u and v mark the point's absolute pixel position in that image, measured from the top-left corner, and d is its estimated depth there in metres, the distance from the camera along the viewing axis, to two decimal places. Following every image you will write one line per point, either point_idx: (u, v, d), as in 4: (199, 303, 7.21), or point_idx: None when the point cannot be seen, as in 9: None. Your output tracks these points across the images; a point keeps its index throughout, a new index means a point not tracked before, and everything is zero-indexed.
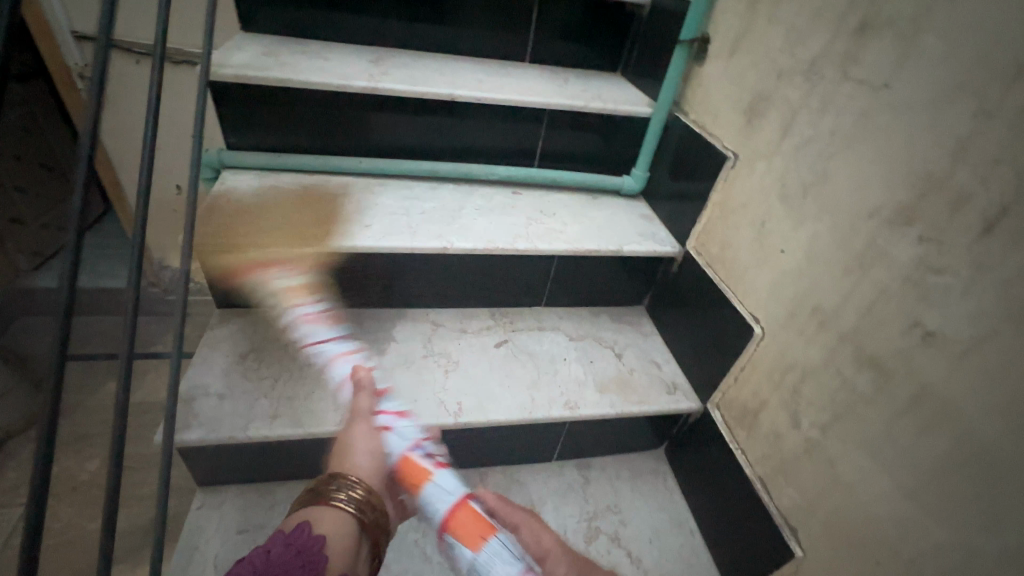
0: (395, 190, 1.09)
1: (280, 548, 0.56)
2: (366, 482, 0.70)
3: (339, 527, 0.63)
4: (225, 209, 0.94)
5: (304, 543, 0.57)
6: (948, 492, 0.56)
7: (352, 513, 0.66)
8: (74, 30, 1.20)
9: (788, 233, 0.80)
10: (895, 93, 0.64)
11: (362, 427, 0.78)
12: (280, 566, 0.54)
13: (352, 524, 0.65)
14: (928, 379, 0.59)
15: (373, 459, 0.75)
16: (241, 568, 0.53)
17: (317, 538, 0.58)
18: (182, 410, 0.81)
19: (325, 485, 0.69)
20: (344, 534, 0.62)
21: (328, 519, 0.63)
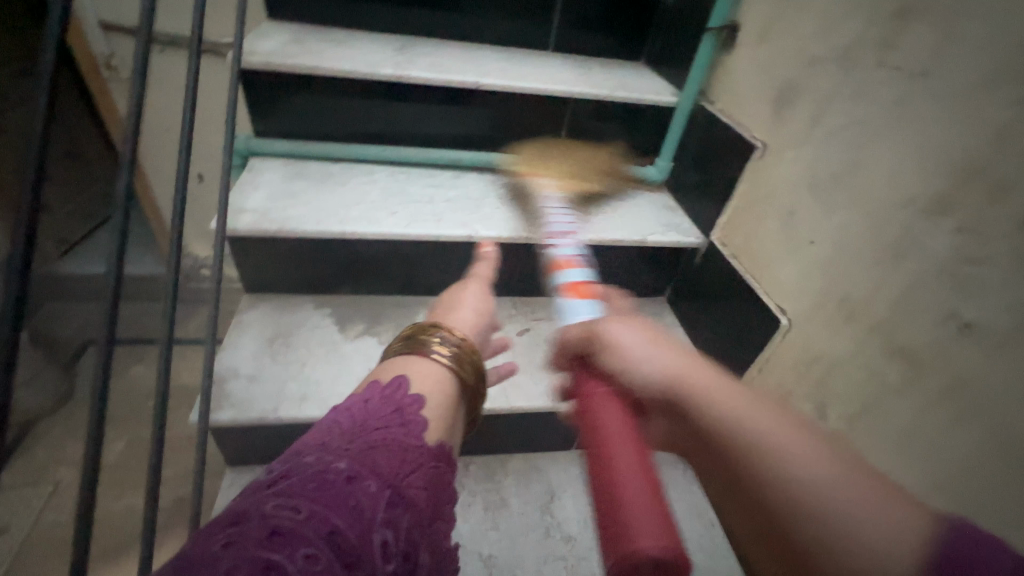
0: (419, 178, 1.09)
1: (378, 404, 0.49)
2: (467, 341, 0.62)
3: (433, 383, 0.55)
4: (254, 196, 0.96)
5: (400, 400, 0.49)
6: (982, 485, 0.56)
7: (449, 367, 0.58)
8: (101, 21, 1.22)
9: (817, 223, 0.79)
10: (933, 80, 0.62)
11: (469, 297, 0.74)
12: (379, 426, 0.46)
13: (449, 380, 0.57)
14: (962, 370, 0.58)
15: (474, 316, 0.69)
16: (339, 419, 0.47)
17: (414, 397, 0.50)
18: (214, 391, 0.83)
19: (422, 337, 0.61)
20: (440, 390, 0.55)
21: (422, 376, 0.55)
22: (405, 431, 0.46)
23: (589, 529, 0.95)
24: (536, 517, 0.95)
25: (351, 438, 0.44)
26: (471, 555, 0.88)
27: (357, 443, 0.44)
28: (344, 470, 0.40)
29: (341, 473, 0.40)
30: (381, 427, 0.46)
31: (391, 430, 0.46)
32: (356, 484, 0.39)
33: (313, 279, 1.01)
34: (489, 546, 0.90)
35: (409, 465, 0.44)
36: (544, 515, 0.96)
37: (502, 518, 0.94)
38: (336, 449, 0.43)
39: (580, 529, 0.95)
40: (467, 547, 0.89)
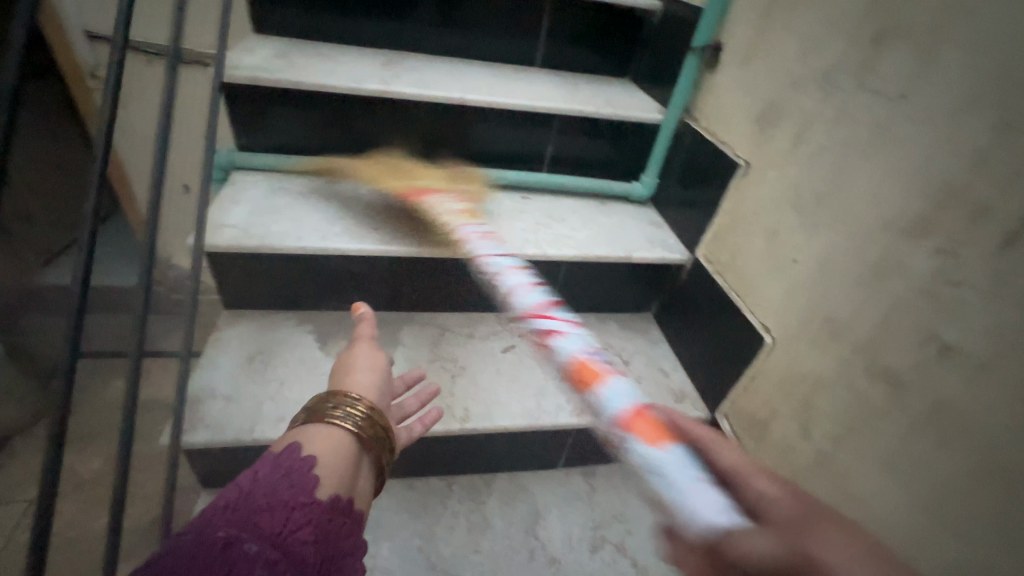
0: (403, 193, 1.08)
1: (266, 471, 0.46)
2: (370, 402, 0.58)
3: (334, 447, 0.52)
4: (234, 210, 0.94)
5: (292, 463, 0.47)
6: (965, 509, 0.55)
7: (352, 433, 0.55)
8: (87, 30, 1.21)
9: (800, 242, 0.79)
10: (911, 103, 0.63)
11: (365, 347, 0.67)
12: (264, 491, 0.44)
13: (351, 444, 0.54)
14: (945, 392, 0.58)
15: (376, 377, 0.64)
16: (224, 492, 0.43)
17: (307, 459, 0.48)
18: (188, 411, 0.81)
19: (325, 404, 0.57)
20: (340, 455, 0.52)
21: (320, 440, 0.52)
22: (293, 490, 0.44)
23: (573, 551, 0.93)
24: (519, 539, 0.93)
25: (234, 505, 0.42)
26: None
27: (239, 508, 0.42)
28: (221, 537, 0.38)
29: (216, 541, 0.38)
30: (267, 492, 0.44)
31: (277, 493, 0.44)
32: (233, 549, 0.38)
33: (295, 295, 0.99)
34: (471, 570, 0.88)
35: (297, 523, 0.42)
36: (528, 536, 0.94)
37: (484, 541, 0.92)
38: (216, 517, 0.41)
39: (565, 551, 0.93)
40: (448, 572, 0.87)
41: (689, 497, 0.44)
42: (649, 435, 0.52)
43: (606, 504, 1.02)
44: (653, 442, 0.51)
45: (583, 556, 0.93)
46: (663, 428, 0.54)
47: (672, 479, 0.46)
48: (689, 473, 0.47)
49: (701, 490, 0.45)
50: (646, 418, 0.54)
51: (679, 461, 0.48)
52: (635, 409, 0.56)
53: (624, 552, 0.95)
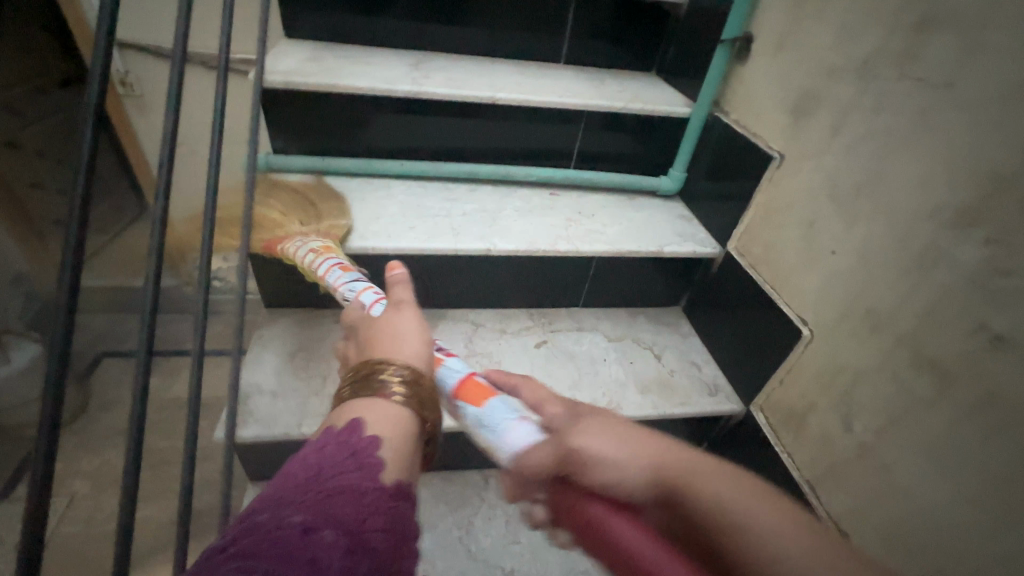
0: (434, 192, 1.10)
1: (334, 449, 0.46)
2: (419, 372, 0.58)
3: (391, 423, 0.52)
4: (274, 212, 0.97)
5: (356, 444, 0.47)
6: (1018, 499, 0.55)
7: (407, 407, 0.55)
8: (120, 39, 1.26)
9: (838, 234, 0.79)
10: (956, 91, 0.62)
11: (407, 313, 0.66)
12: (332, 474, 0.44)
13: (410, 420, 0.54)
14: (995, 383, 0.57)
15: (426, 344, 0.64)
16: (287, 472, 0.44)
17: (370, 440, 0.48)
18: (238, 407, 0.84)
19: (371, 374, 0.57)
20: (402, 430, 0.52)
21: (381, 418, 0.52)
22: (361, 474, 0.44)
23: None
24: None
25: (306, 487, 0.42)
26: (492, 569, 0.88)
27: (312, 491, 0.42)
28: (299, 523, 0.38)
29: (295, 526, 0.38)
30: (336, 473, 0.44)
31: (346, 474, 0.44)
32: (312, 535, 0.38)
33: (333, 293, 1.02)
34: (510, 560, 0.90)
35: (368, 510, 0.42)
36: None
37: (522, 532, 0.94)
38: (289, 499, 0.41)
39: None
40: (488, 561, 0.89)
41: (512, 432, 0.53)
42: (473, 396, 0.59)
43: None
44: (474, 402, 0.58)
45: None
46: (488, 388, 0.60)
47: (496, 423, 0.55)
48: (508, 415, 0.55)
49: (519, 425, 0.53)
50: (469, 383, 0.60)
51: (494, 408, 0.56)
52: (462, 376, 0.62)
53: None
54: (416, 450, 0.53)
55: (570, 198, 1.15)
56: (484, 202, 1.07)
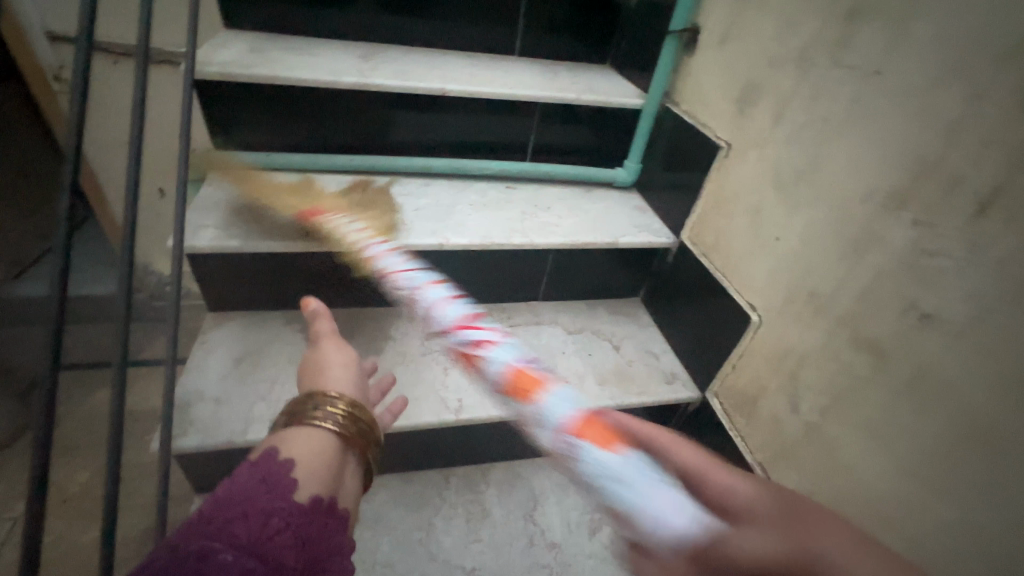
0: (386, 187, 1.07)
1: (248, 477, 0.45)
2: (347, 397, 0.60)
3: (314, 447, 0.52)
4: (213, 211, 0.92)
5: (272, 470, 0.47)
6: (947, 470, 0.57)
7: (331, 430, 0.55)
8: (48, 31, 1.17)
9: (782, 221, 0.81)
10: (885, 78, 0.64)
11: (330, 344, 0.68)
12: (239, 500, 0.43)
13: (332, 442, 0.54)
14: (925, 359, 0.60)
15: (351, 371, 0.66)
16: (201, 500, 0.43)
17: (285, 463, 0.48)
18: (178, 417, 0.80)
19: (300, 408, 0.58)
20: (322, 453, 0.52)
21: (300, 442, 0.52)
22: (271, 496, 0.44)
23: (573, 535, 0.94)
24: (519, 526, 0.94)
25: (208, 516, 0.40)
26: (453, 569, 0.87)
27: (217, 517, 0.40)
28: (195, 549, 0.37)
29: (190, 553, 0.36)
30: (245, 497, 0.43)
31: (256, 499, 0.43)
32: (208, 560, 0.36)
33: (281, 293, 0.98)
34: (472, 559, 0.88)
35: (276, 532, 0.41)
36: (528, 523, 0.95)
37: (484, 530, 0.93)
38: (194, 529, 0.39)
39: (564, 536, 0.94)
40: (450, 562, 0.87)
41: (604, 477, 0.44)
42: (597, 434, 0.47)
43: None
44: (600, 443, 0.46)
45: (583, 539, 0.94)
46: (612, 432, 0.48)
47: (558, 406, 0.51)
48: (641, 472, 0.44)
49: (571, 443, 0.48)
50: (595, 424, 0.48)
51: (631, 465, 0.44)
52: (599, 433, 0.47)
53: None
54: (339, 474, 0.53)
55: (525, 191, 1.14)
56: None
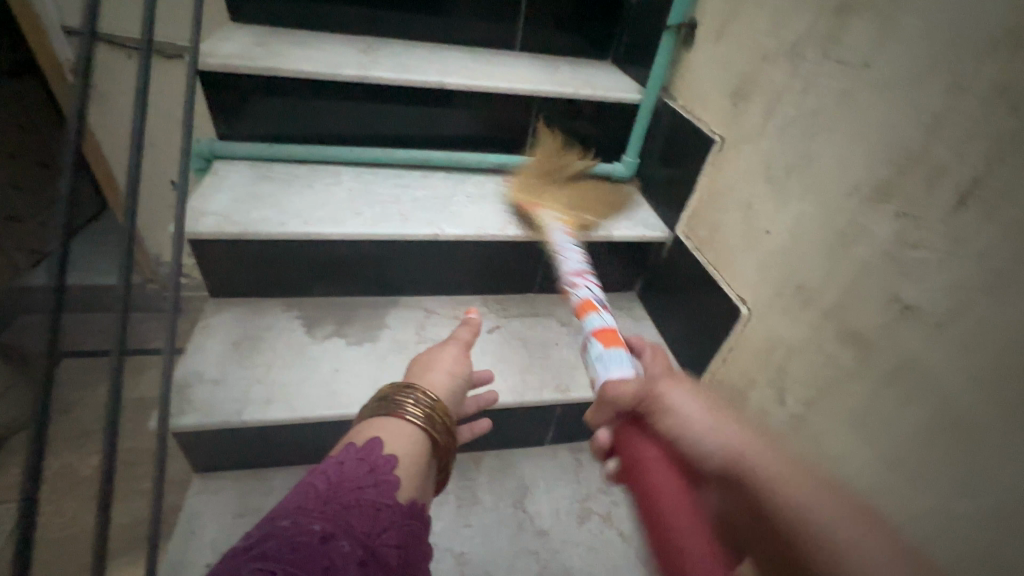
0: (387, 178, 1.09)
1: (353, 463, 0.49)
2: (440, 401, 0.60)
3: (411, 446, 0.54)
4: (217, 198, 0.94)
5: (376, 460, 0.50)
6: (925, 460, 0.57)
7: (422, 432, 0.57)
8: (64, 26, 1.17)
9: (772, 213, 0.81)
10: (874, 71, 0.64)
11: (452, 350, 0.70)
12: (350, 486, 0.47)
13: (422, 442, 0.56)
14: (907, 351, 0.60)
15: (452, 381, 0.66)
16: (312, 479, 0.48)
17: (389, 457, 0.50)
18: (177, 396, 0.82)
19: (396, 396, 0.60)
20: (413, 452, 0.54)
21: (395, 434, 0.54)
22: (379, 490, 0.47)
23: (561, 523, 0.95)
24: (508, 513, 0.95)
25: (325, 499, 0.45)
26: (442, 552, 0.88)
27: (331, 502, 0.45)
28: (317, 531, 0.41)
29: (314, 533, 0.41)
30: (356, 487, 0.46)
31: (363, 489, 0.47)
32: (329, 544, 0.41)
33: (281, 280, 1.00)
34: (461, 544, 0.90)
35: (387, 521, 0.46)
36: (517, 510, 0.96)
37: (474, 515, 0.94)
38: (309, 510, 0.44)
39: (552, 524, 0.95)
40: (439, 545, 0.89)
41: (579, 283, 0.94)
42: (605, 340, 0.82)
43: (593, 477, 1.04)
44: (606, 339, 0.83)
45: (571, 528, 0.95)
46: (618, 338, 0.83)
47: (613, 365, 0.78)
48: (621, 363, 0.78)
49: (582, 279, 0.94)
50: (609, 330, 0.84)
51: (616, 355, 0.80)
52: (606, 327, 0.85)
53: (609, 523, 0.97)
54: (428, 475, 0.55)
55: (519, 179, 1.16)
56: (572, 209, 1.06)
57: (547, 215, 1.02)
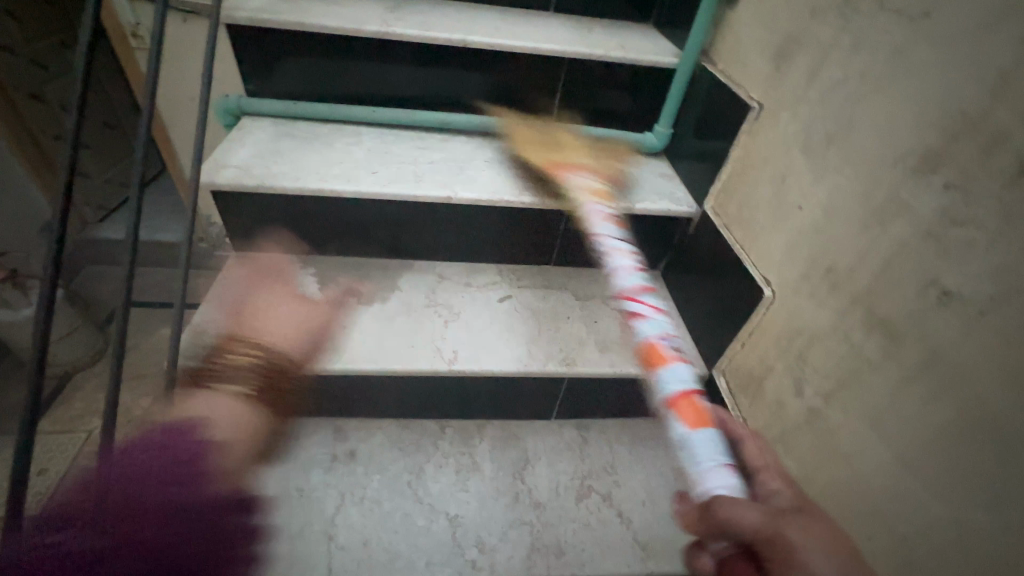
0: (406, 140, 1.08)
1: (161, 451, 0.57)
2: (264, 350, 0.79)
3: (233, 417, 0.69)
4: (238, 152, 0.96)
5: (183, 447, 0.58)
6: (952, 466, 0.52)
7: (233, 402, 0.71)
8: None
9: (806, 187, 0.74)
10: (934, 20, 0.56)
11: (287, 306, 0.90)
12: (160, 475, 0.56)
13: (240, 410, 0.70)
14: (941, 344, 0.53)
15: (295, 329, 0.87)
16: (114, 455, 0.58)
17: (197, 442, 0.59)
18: (193, 340, 0.86)
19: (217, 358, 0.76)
20: (226, 427, 0.67)
21: (215, 409, 0.68)
22: (164, 475, 0.56)
23: (558, 497, 0.94)
24: (506, 482, 0.95)
25: (111, 488, 0.55)
26: (437, 514, 0.89)
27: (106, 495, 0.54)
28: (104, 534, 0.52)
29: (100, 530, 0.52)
30: (171, 483, 0.56)
31: (153, 476, 0.56)
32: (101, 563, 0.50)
33: (298, 237, 1.02)
34: (456, 507, 0.90)
35: (179, 523, 0.55)
36: (515, 480, 0.95)
37: (472, 481, 0.94)
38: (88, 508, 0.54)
39: (550, 497, 0.94)
40: (434, 507, 0.90)
41: (707, 473, 0.53)
42: (691, 417, 0.59)
43: (597, 455, 1.01)
44: (693, 424, 0.58)
45: (568, 502, 0.93)
46: (704, 412, 0.59)
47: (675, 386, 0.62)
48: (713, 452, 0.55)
49: (713, 471, 0.53)
50: (690, 402, 0.59)
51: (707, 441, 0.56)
52: (683, 390, 0.61)
53: (609, 501, 0.95)
54: (247, 444, 0.69)
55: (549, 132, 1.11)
56: (592, 157, 1.02)
57: (577, 182, 0.94)
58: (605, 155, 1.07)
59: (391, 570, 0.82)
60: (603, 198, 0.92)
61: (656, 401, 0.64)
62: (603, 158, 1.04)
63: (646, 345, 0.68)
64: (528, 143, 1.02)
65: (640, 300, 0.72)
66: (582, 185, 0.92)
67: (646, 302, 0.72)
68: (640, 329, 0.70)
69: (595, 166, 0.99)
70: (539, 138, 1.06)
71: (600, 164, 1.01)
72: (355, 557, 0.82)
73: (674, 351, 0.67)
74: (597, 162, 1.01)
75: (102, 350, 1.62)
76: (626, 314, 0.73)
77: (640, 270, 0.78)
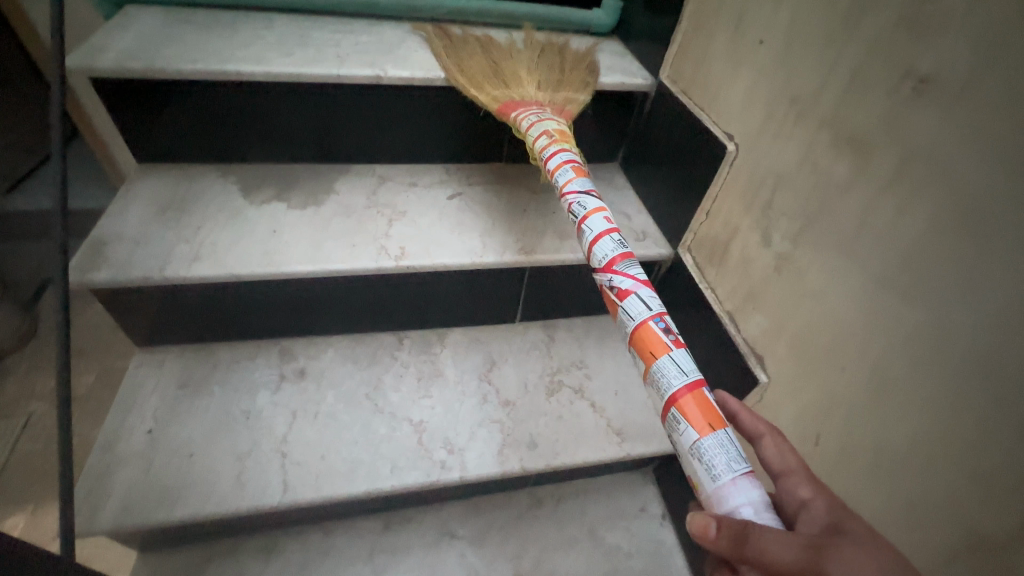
0: (325, 25, 0.95)
1: None
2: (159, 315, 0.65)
3: None
4: (119, 38, 0.81)
5: None
6: (926, 269, 0.49)
7: None
8: None
9: (766, 18, 0.67)
10: None
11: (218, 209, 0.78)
12: None
13: None
14: (914, 140, 0.49)
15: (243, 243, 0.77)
16: None
17: None
18: (93, 255, 0.74)
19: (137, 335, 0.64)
20: None
21: None
22: None
23: (528, 394, 0.90)
24: (472, 385, 0.90)
25: None
26: (399, 422, 0.83)
27: None
28: None
29: None
30: None
31: None
32: None
33: (210, 141, 0.89)
34: (420, 414, 0.84)
35: None
36: (481, 383, 0.90)
37: (436, 387, 0.88)
38: None
39: (519, 394, 0.89)
40: (395, 415, 0.84)
41: (724, 488, 0.47)
42: (699, 418, 0.53)
43: (565, 352, 0.97)
44: (701, 428, 0.52)
45: (539, 398, 0.89)
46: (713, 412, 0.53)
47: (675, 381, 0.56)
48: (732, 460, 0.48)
49: (735, 483, 0.47)
50: (696, 400, 0.53)
51: (720, 447, 0.50)
52: (687, 384, 0.55)
53: (581, 395, 0.91)
54: None
55: (505, 38, 0.99)
56: (546, 86, 0.88)
57: (528, 115, 0.81)
58: (577, 79, 0.91)
59: (353, 479, 0.76)
60: (565, 136, 0.80)
61: (657, 401, 0.58)
62: (562, 85, 0.89)
63: (637, 328, 0.63)
64: (487, 81, 0.86)
65: (622, 273, 0.67)
66: (539, 126, 0.79)
67: (624, 273, 0.67)
68: (629, 307, 0.65)
69: (547, 100, 0.85)
70: (489, 59, 0.90)
71: (552, 95, 0.86)
72: (313, 471, 0.76)
73: (670, 336, 0.61)
74: (553, 93, 0.87)
75: (32, 331, 1.33)
76: (613, 290, 0.68)
77: (613, 227, 0.72)
